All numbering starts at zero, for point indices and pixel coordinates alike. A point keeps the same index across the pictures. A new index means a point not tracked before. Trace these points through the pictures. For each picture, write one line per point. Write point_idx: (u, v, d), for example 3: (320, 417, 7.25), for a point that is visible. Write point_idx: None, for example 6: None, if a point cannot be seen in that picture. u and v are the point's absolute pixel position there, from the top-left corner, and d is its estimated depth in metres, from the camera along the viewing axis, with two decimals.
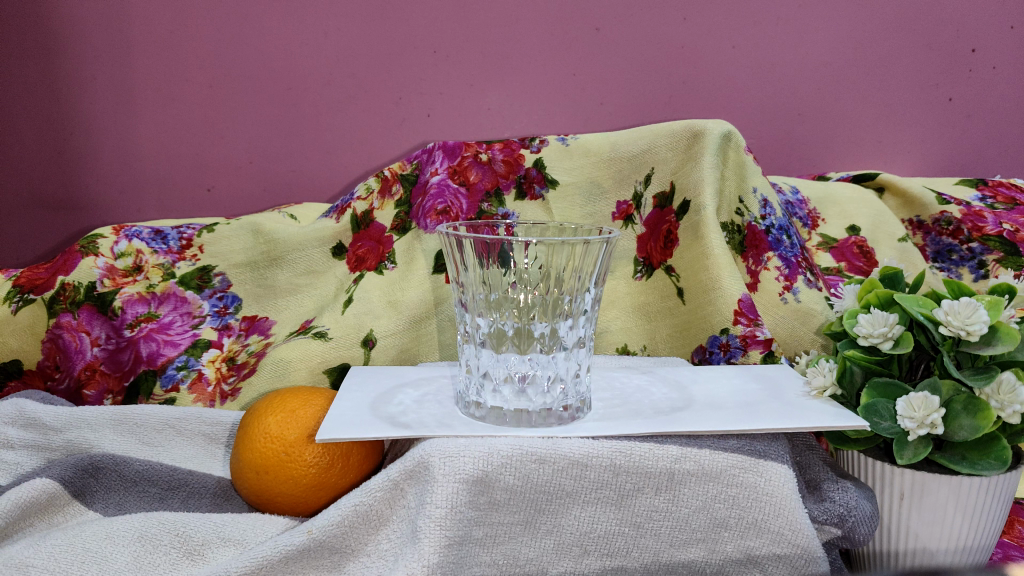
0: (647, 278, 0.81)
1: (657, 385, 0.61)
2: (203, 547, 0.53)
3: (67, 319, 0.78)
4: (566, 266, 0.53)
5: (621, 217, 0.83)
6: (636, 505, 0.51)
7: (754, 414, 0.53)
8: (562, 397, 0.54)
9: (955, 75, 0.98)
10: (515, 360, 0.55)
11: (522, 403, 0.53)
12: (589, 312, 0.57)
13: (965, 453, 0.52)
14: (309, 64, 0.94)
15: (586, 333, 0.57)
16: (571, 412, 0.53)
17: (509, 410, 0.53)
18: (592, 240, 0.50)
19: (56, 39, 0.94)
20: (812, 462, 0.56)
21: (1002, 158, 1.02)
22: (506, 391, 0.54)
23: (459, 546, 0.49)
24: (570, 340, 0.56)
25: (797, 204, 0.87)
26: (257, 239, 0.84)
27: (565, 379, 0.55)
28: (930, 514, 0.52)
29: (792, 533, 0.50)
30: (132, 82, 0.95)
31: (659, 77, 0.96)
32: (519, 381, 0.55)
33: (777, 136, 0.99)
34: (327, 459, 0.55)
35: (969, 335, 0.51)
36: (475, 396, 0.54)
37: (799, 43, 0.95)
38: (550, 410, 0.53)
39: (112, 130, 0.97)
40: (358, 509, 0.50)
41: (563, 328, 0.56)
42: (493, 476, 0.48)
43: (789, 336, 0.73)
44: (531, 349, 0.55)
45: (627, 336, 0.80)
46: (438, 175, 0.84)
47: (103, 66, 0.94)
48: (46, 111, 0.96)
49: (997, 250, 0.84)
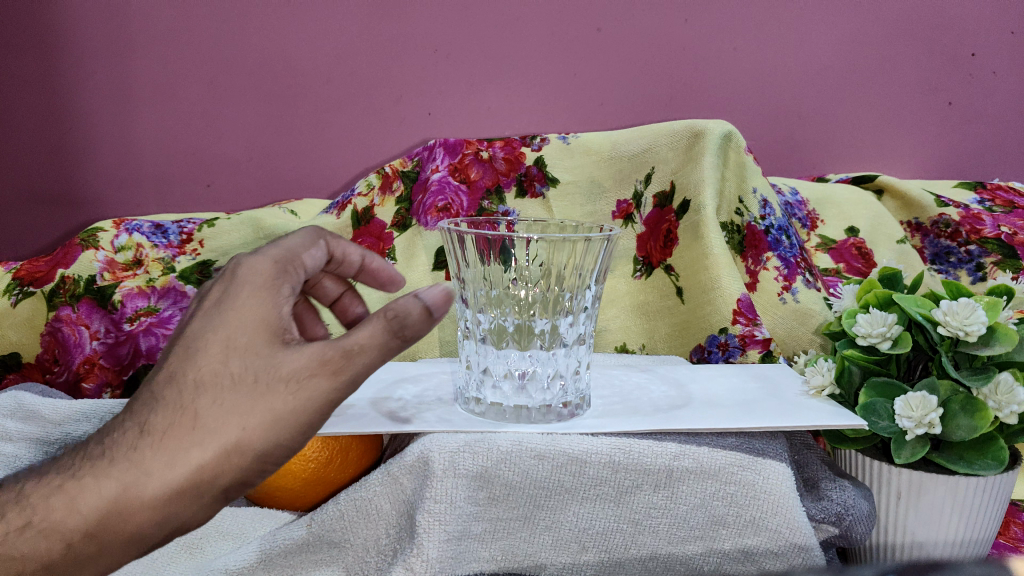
0: (646, 277, 0.81)
1: (657, 383, 0.61)
2: (201, 540, 0.54)
3: (66, 311, 0.78)
4: (567, 263, 0.53)
5: (621, 216, 0.83)
6: (634, 502, 0.51)
7: (753, 411, 0.53)
8: (562, 395, 0.54)
9: (955, 79, 0.98)
10: (513, 358, 0.55)
11: (520, 400, 0.54)
12: (589, 309, 0.57)
13: (962, 452, 0.52)
14: (310, 62, 0.95)
15: (586, 330, 0.57)
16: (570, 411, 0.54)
17: (510, 406, 0.53)
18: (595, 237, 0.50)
19: (57, 34, 0.94)
20: (809, 462, 0.56)
21: (1002, 161, 1.02)
22: (506, 387, 0.54)
23: (457, 541, 0.49)
24: (570, 339, 0.56)
25: (796, 204, 0.88)
26: (257, 234, 0.84)
27: (565, 376, 0.55)
28: (927, 514, 0.53)
29: (790, 532, 0.49)
30: (132, 78, 0.95)
31: (660, 78, 0.96)
32: (519, 378, 0.54)
33: (776, 138, 0.99)
34: (327, 454, 0.55)
35: (967, 335, 0.51)
36: (476, 391, 0.54)
37: (799, 45, 0.95)
38: (550, 406, 0.53)
39: (111, 125, 0.97)
40: (358, 502, 0.50)
41: (564, 326, 0.55)
42: (493, 471, 0.49)
43: (788, 336, 0.73)
44: (531, 345, 0.55)
45: (626, 335, 0.81)
46: (438, 172, 0.85)
47: (103, 61, 0.94)
48: (47, 105, 0.96)
49: (996, 253, 0.83)
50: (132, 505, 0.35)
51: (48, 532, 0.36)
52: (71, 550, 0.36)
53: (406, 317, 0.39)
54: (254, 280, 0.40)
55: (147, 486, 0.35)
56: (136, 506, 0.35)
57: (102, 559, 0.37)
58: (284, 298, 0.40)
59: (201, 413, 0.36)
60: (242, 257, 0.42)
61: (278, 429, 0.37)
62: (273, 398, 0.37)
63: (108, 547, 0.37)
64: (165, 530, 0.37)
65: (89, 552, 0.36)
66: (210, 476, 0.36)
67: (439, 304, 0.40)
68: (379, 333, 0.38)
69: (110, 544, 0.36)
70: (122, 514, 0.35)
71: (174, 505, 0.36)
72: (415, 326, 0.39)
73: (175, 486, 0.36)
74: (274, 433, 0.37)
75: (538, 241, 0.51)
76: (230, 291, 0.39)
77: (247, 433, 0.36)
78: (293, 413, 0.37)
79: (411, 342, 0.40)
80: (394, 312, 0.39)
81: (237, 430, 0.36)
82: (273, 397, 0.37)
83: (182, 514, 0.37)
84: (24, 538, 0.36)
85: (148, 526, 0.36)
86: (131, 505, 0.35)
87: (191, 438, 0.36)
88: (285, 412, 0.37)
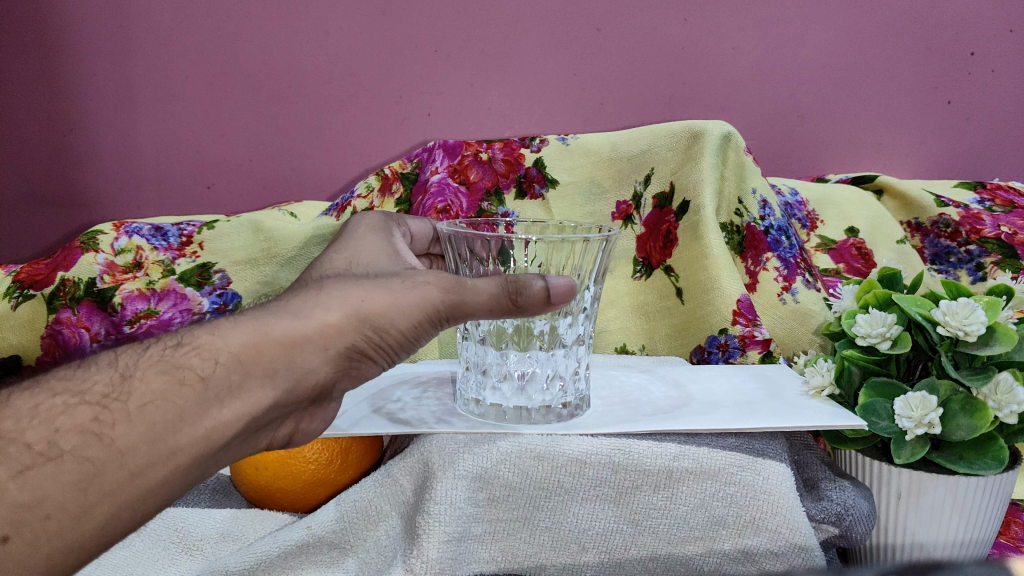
0: (646, 277, 0.81)
1: (655, 382, 0.61)
2: (202, 542, 0.54)
3: (67, 314, 0.78)
4: (566, 264, 0.53)
5: (621, 217, 0.83)
6: (633, 502, 0.51)
7: (752, 412, 0.53)
8: (561, 397, 0.54)
9: (954, 77, 0.97)
10: (513, 361, 0.55)
11: (519, 402, 0.54)
12: (588, 310, 0.57)
13: (962, 452, 0.52)
14: (309, 64, 0.95)
15: (585, 331, 0.57)
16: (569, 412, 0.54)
17: (509, 408, 0.54)
18: (595, 238, 0.50)
19: (57, 36, 0.94)
20: (809, 462, 0.56)
21: (1001, 160, 1.02)
22: (506, 388, 0.55)
23: (458, 543, 0.50)
24: (569, 339, 0.56)
25: (796, 205, 0.88)
26: (257, 236, 0.83)
27: (565, 377, 0.55)
28: (928, 515, 0.53)
29: (790, 532, 0.49)
30: (131, 80, 0.95)
31: (659, 79, 0.96)
32: (520, 379, 0.55)
33: (776, 138, 0.99)
34: (326, 455, 0.55)
35: (967, 335, 0.51)
36: (475, 393, 0.55)
37: (799, 45, 0.95)
38: (550, 407, 0.54)
39: (111, 128, 0.97)
40: (358, 504, 0.50)
41: (564, 324, 0.55)
42: (492, 472, 0.49)
43: (788, 337, 0.73)
44: (530, 346, 0.55)
45: (626, 336, 0.81)
46: (437, 174, 0.85)
47: (103, 63, 0.94)
48: (48, 107, 0.96)
49: (996, 252, 0.83)
50: (273, 338, 0.42)
51: (201, 352, 0.41)
52: (218, 372, 0.40)
53: (528, 285, 0.47)
54: (373, 230, 0.58)
55: (290, 326, 0.43)
56: (278, 343, 0.42)
57: (242, 395, 0.41)
58: (394, 239, 0.58)
59: (328, 286, 0.46)
60: (360, 217, 0.61)
61: (394, 311, 0.46)
62: (392, 285, 0.47)
63: (247, 384, 0.41)
64: (294, 381, 0.43)
65: (234, 380, 0.41)
66: (334, 332, 0.44)
67: (560, 288, 0.48)
68: (498, 288, 0.47)
69: (250, 378, 0.41)
70: (262, 348, 0.42)
71: (307, 353, 0.43)
72: (533, 296, 0.47)
73: (310, 334, 0.43)
74: (388, 311, 0.46)
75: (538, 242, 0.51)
76: (359, 233, 0.57)
77: (369, 305, 0.45)
78: (405, 300, 0.46)
79: (526, 312, 0.48)
80: (515, 280, 0.47)
81: (361, 300, 0.45)
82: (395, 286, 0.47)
83: (309, 366, 0.43)
84: (184, 355, 0.41)
85: (283, 365, 0.42)
86: (275, 340, 0.42)
87: (318, 297, 0.45)
88: (400, 297, 0.46)
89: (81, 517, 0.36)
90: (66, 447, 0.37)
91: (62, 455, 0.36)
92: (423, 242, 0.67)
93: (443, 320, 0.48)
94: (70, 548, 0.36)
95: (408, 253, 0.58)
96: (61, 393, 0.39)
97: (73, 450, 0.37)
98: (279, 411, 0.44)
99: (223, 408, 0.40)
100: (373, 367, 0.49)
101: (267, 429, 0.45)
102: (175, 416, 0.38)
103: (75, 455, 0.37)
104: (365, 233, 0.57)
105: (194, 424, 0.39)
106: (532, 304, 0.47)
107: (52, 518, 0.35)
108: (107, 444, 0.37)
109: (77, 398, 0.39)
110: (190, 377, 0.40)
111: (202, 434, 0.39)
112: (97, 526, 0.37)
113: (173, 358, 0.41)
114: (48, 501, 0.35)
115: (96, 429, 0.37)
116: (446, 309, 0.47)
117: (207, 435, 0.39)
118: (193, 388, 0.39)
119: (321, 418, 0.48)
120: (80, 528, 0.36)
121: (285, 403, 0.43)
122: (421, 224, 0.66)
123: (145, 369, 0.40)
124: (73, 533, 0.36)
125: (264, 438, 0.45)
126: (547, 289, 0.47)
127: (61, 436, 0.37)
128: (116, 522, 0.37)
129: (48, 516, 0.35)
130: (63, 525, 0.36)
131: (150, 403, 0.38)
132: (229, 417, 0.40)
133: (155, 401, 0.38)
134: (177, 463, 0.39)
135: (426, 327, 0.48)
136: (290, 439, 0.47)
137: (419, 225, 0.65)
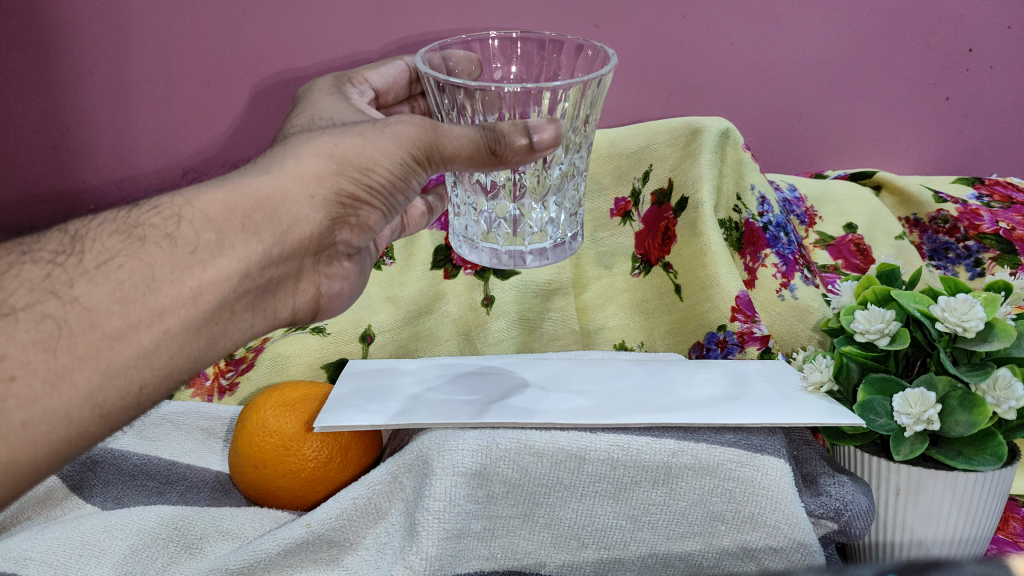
0: (646, 274, 0.80)
1: (636, 368, 0.62)
2: (201, 540, 0.55)
3: None
4: (567, 115, 0.47)
5: (620, 214, 0.82)
6: (633, 498, 0.51)
7: (752, 409, 0.53)
8: (552, 236, 0.52)
9: (952, 74, 0.96)
10: (504, 208, 0.51)
11: (511, 245, 0.51)
12: (583, 151, 0.51)
13: (961, 448, 0.52)
14: (293, 61, 0.85)
15: (577, 170, 0.52)
16: (562, 245, 0.52)
17: (505, 247, 0.51)
18: (585, 78, 0.44)
19: (57, 31, 0.81)
20: (808, 458, 0.56)
21: (998, 155, 1.02)
22: (502, 229, 0.51)
23: (458, 540, 0.50)
24: (558, 179, 0.51)
25: (795, 202, 0.87)
26: None
27: (558, 218, 0.52)
28: (925, 510, 0.53)
29: (789, 528, 0.50)
30: (131, 78, 0.84)
31: (656, 74, 0.93)
32: (507, 219, 0.51)
33: (774, 133, 0.98)
34: (326, 453, 0.56)
35: (964, 331, 0.52)
36: (470, 238, 0.53)
37: (796, 41, 0.91)
38: (546, 247, 0.52)
39: (110, 131, 0.87)
40: (358, 502, 0.51)
41: (553, 167, 0.50)
42: (492, 469, 0.50)
43: (787, 332, 0.73)
44: (521, 194, 0.51)
45: (624, 333, 0.79)
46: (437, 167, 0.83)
47: (102, 59, 0.83)
48: (33, 119, 0.85)
49: (994, 248, 0.84)
50: (243, 195, 0.44)
51: (162, 214, 0.43)
52: (183, 229, 0.42)
53: (510, 139, 0.44)
54: (327, 92, 0.57)
55: (260, 181, 0.44)
56: (249, 199, 0.44)
57: (226, 254, 0.43)
58: (353, 99, 0.57)
59: (293, 145, 0.46)
60: (311, 83, 0.60)
61: (370, 150, 0.46)
62: (363, 129, 0.47)
63: (227, 242, 0.43)
64: (282, 234, 0.45)
65: (209, 240, 0.43)
66: (313, 180, 0.45)
67: (545, 139, 0.45)
68: (478, 136, 0.45)
69: (229, 237, 0.43)
70: (230, 205, 0.43)
71: (288, 204, 0.44)
72: (516, 150, 0.45)
73: (286, 184, 0.44)
74: (364, 151, 0.46)
75: (522, 92, 0.45)
76: (314, 96, 0.56)
77: (340, 149, 0.46)
78: (380, 141, 0.46)
79: (507, 161, 0.46)
80: (491, 125, 0.45)
81: (333, 146, 0.46)
82: (372, 135, 0.46)
83: (297, 215, 0.45)
84: (144, 217, 0.43)
85: (262, 219, 0.44)
86: (244, 197, 0.44)
87: (286, 151, 0.46)
88: (373, 139, 0.46)
89: (60, 382, 0.39)
90: (19, 306, 0.40)
91: (16, 314, 0.39)
92: (398, 89, 0.65)
93: (424, 164, 0.47)
94: (54, 415, 0.39)
95: (366, 107, 0.58)
96: (9, 256, 0.42)
97: (28, 308, 0.40)
98: (284, 267, 0.47)
99: (206, 268, 0.42)
100: (373, 215, 0.49)
101: (284, 289, 0.49)
102: (146, 275, 0.41)
103: (33, 312, 0.39)
104: (319, 96, 0.56)
105: (180, 281, 0.42)
106: (514, 153, 0.45)
107: (19, 379, 0.38)
108: (67, 301, 0.40)
109: (27, 260, 0.42)
110: (153, 235, 0.42)
111: (186, 295, 0.42)
112: (80, 395, 0.39)
113: (129, 219, 0.43)
114: (8, 360, 0.38)
115: (57, 291, 0.40)
116: (423, 155, 0.46)
117: (193, 295, 0.42)
118: (158, 246, 0.42)
119: (338, 277, 0.53)
120: (60, 396, 0.39)
121: (281, 257, 0.46)
122: (383, 76, 0.63)
123: (99, 231, 0.43)
124: (53, 398, 0.39)
125: (285, 300, 0.50)
126: (530, 138, 0.44)
127: (13, 296, 0.40)
128: (101, 390, 0.40)
129: (14, 377, 0.38)
130: (35, 387, 0.38)
131: (111, 262, 0.41)
132: (211, 279, 0.42)
133: (116, 260, 0.41)
134: (165, 326, 0.41)
135: (412, 168, 0.47)
136: (315, 305, 0.52)
137: (380, 77, 0.63)
